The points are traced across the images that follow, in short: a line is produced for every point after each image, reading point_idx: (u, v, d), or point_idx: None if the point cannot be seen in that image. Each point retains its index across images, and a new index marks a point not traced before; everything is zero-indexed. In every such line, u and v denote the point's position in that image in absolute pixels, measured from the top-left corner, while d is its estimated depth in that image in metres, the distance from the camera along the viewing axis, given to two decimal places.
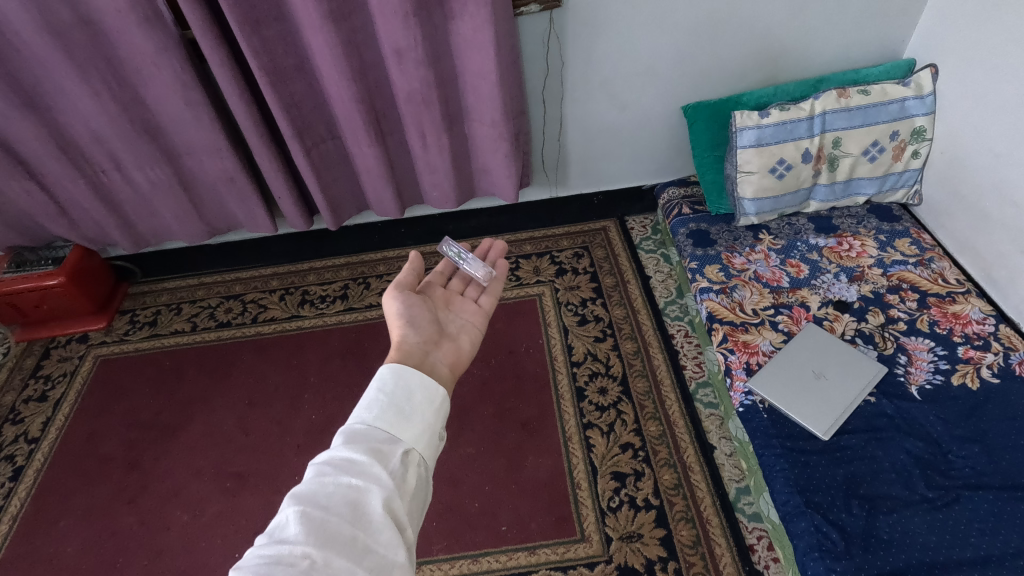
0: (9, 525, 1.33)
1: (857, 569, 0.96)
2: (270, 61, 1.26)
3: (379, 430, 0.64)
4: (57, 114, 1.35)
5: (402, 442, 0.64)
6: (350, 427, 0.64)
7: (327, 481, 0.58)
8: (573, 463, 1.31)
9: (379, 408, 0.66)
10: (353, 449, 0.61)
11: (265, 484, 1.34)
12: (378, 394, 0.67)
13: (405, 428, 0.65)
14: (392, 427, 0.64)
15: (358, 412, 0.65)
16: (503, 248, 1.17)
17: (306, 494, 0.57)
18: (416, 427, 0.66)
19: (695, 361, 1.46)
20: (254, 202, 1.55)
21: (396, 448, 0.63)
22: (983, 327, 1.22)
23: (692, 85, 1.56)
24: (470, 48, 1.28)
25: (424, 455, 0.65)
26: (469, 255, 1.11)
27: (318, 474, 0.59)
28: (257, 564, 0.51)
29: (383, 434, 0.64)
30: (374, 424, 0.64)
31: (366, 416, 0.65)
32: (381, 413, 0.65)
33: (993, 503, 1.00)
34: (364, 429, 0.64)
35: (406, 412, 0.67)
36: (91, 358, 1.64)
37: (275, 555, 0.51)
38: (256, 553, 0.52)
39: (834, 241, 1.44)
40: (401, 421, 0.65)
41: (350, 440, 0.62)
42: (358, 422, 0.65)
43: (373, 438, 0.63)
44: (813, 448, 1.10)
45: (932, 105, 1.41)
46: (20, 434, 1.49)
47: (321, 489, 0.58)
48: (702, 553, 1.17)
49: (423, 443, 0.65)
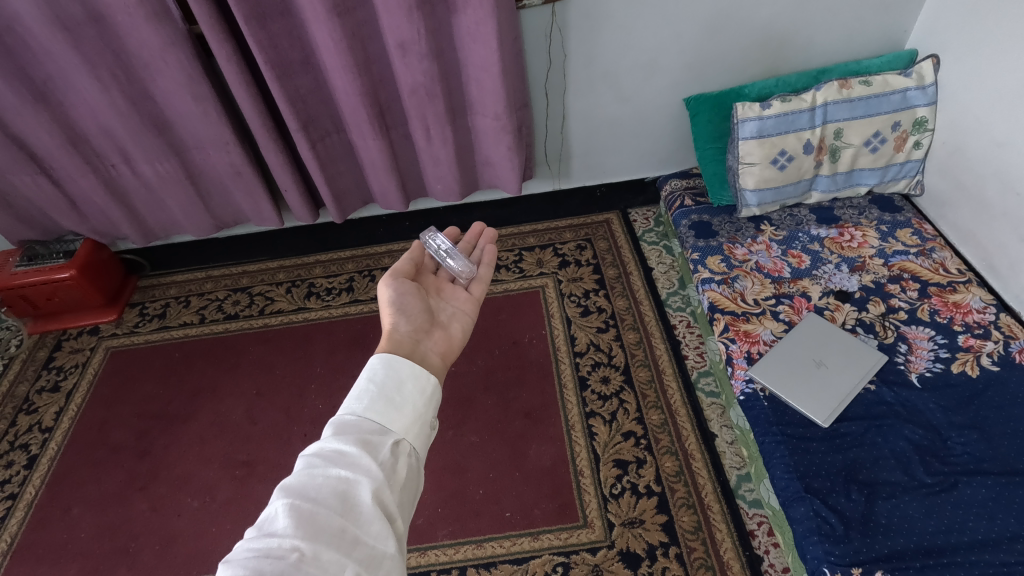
0: (24, 511, 1.36)
1: (855, 553, 0.97)
2: (276, 55, 1.28)
3: (370, 421, 0.65)
4: (67, 109, 1.37)
5: (392, 433, 0.65)
6: (341, 418, 0.65)
7: (317, 473, 0.59)
8: (575, 452, 1.33)
9: (369, 398, 0.67)
10: (343, 441, 0.62)
11: (274, 471, 1.37)
12: (368, 384, 0.69)
13: (395, 419, 0.67)
14: (382, 418, 0.66)
15: (348, 403, 0.67)
16: (492, 234, 1.17)
17: (295, 486, 0.58)
18: (406, 417, 0.67)
19: (697, 351, 1.48)
20: (261, 195, 1.57)
21: (385, 439, 0.64)
22: (983, 315, 1.23)
23: (694, 77, 1.57)
24: (472, 41, 1.30)
25: (414, 445, 0.66)
26: (451, 250, 1.10)
27: (308, 465, 0.60)
28: (246, 557, 0.52)
29: (373, 425, 0.65)
30: (365, 415, 0.66)
31: (357, 408, 0.66)
32: (371, 403, 0.67)
33: (991, 488, 1.01)
34: (354, 420, 0.65)
35: (395, 402, 0.68)
36: (102, 350, 1.67)
37: (264, 548, 0.52)
38: (246, 546, 0.53)
39: (835, 232, 1.44)
40: (391, 412, 0.67)
41: (340, 431, 0.64)
42: (349, 413, 0.66)
43: (363, 429, 0.64)
44: (814, 435, 1.12)
45: (933, 96, 1.41)
46: (34, 424, 1.52)
47: (311, 481, 0.58)
48: (703, 538, 1.18)
49: (412, 433, 0.67)
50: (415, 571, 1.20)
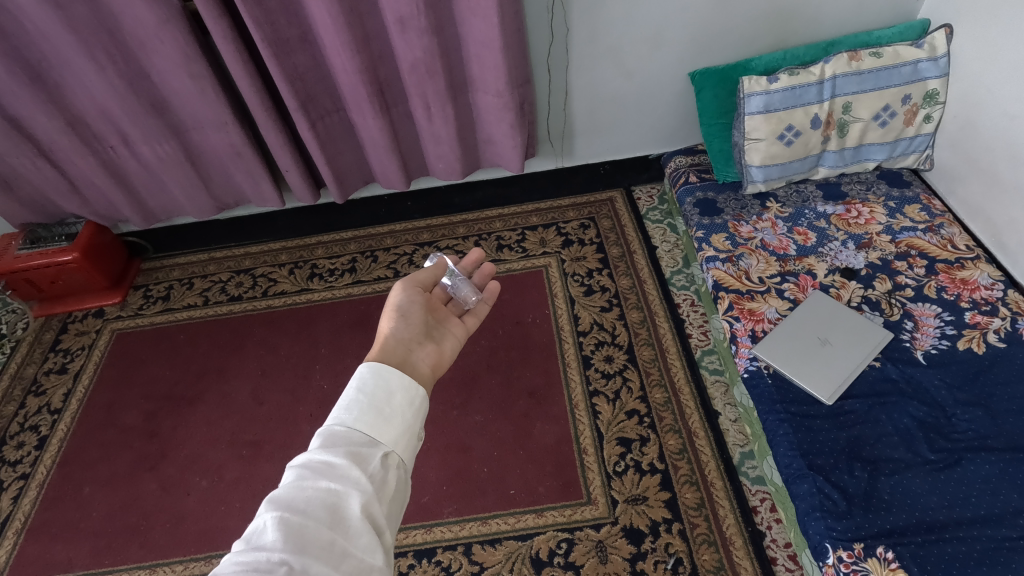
0: (36, 491, 1.38)
1: (857, 529, 0.98)
2: (273, 32, 1.26)
3: (359, 433, 0.61)
4: (63, 90, 1.36)
5: (382, 445, 0.61)
6: (329, 429, 0.61)
7: (306, 486, 0.56)
8: (579, 430, 1.33)
9: (359, 409, 0.63)
10: (331, 453, 0.59)
11: (280, 451, 1.38)
12: (358, 394, 0.64)
13: (386, 430, 0.62)
14: (372, 430, 0.62)
15: (336, 413, 0.62)
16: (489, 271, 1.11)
17: (283, 499, 0.55)
18: (396, 429, 0.63)
19: (701, 329, 1.47)
20: (261, 175, 1.56)
21: (375, 451, 0.61)
22: (991, 292, 1.22)
23: (700, 50, 1.53)
24: (472, 16, 1.26)
25: (404, 457, 0.63)
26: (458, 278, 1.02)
27: (297, 478, 0.57)
28: (233, 572, 0.48)
29: (362, 437, 0.61)
30: (354, 426, 0.61)
31: (346, 418, 0.62)
32: (361, 415, 0.62)
33: (995, 464, 1.01)
34: (344, 431, 0.61)
35: (386, 414, 0.64)
36: (108, 332, 1.68)
37: (252, 562, 0.49)
38: (233, 560, 0.50)
39: (842, 208, 1.42)
40: (381, 423, 0.63)
41: (328, 443, 0.60)
42: (337, 423, 0.62)
43: (353, 441, 0.60)
44: (817, 413, 1.11)
45: (945, 68, 1.38)
46: (43, 405, 1.54)
47: (300, 494, 0.55)
48: (706, 514, 1.19)
49: (403, 445, 0.63)
50: (421, 548, 1.22)
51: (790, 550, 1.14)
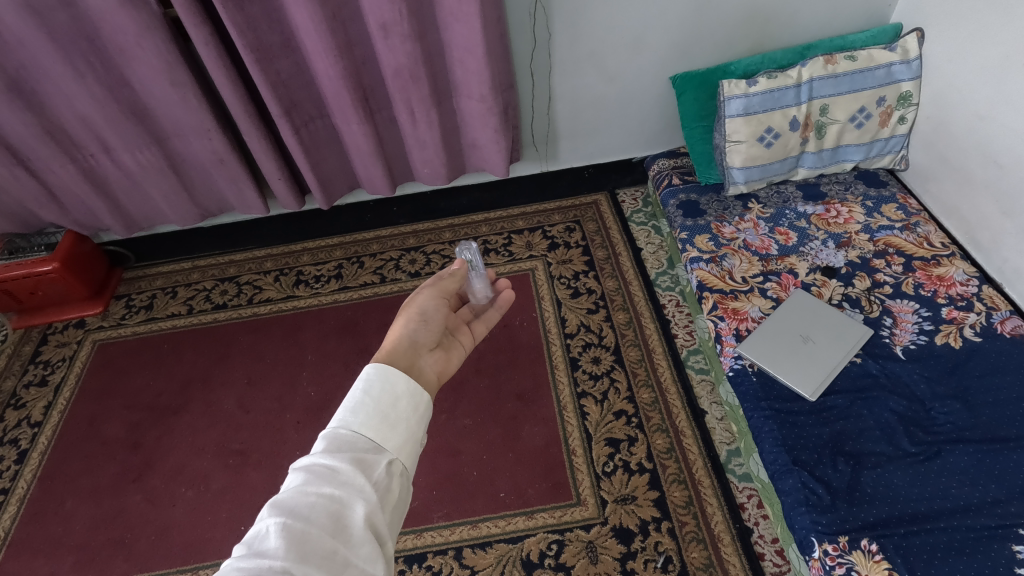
0: (16, 506, 1.35)
1: (842, 522, 0.99)
2: (255, 39, 1.26)
3: (364, 438, 0.61)
4: (41, 98, 1.34)
5: (386, 452, 0.62)
6: (334, 432, 0.61)
7: (309, 491, 0.56)
8: (567, 431, 1.34)
9: (364, 413, 0.63)
10: (336, 457, 0.58)
11: (267, 459, 1.37)
12: (363, 397, 0.64)
13: (390, 436, 0.63)
14: (377, 436, 0.62)
15: (342, 415, 0.62)
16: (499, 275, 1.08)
17: (286, 503, 0.55)
18: (401, 436, 0.63)
19: (686, 329, 1.49)
20: (245, 182, 1.55)
21: (381, 458, 0.61)
22: (966, 288, 1.25)
23: (681, 54, 1.56)
24: (455, 21, 1.27)
25: (407, 465, 0.63)
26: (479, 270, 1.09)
27: (301, 482, 0.56)
28: None
29: (367, 443, 0.61)
30: (360, 431, 0.62)
31: (351, 421, 0.62)
32: (367, 419, 0.62)
33: (973, 455, 1.03)
34: (349, 435, 0.61)
35: (391, 419, 0.64)
36: (89, 343, 1.65)
37: (253, 569, 0.49)
38: (233, 565, 0.49)
39: (821, 208, 1.45)
40: (386, 429, 0.63)
41: (334, 447, 0.60)
42: (342, 427, 0.62)
43: (357, 447, 0.61)
44: (801, 409, 1.13)
45: (917, 70, 1.41)
46: (23, 418, 1.51)
47: (303, 499, 0.55)
48: (694, 512, 1.20)
49: (406, 453, 0.63)
50: (412, 553, 1.21)
51: (777, 545, 1.15)
